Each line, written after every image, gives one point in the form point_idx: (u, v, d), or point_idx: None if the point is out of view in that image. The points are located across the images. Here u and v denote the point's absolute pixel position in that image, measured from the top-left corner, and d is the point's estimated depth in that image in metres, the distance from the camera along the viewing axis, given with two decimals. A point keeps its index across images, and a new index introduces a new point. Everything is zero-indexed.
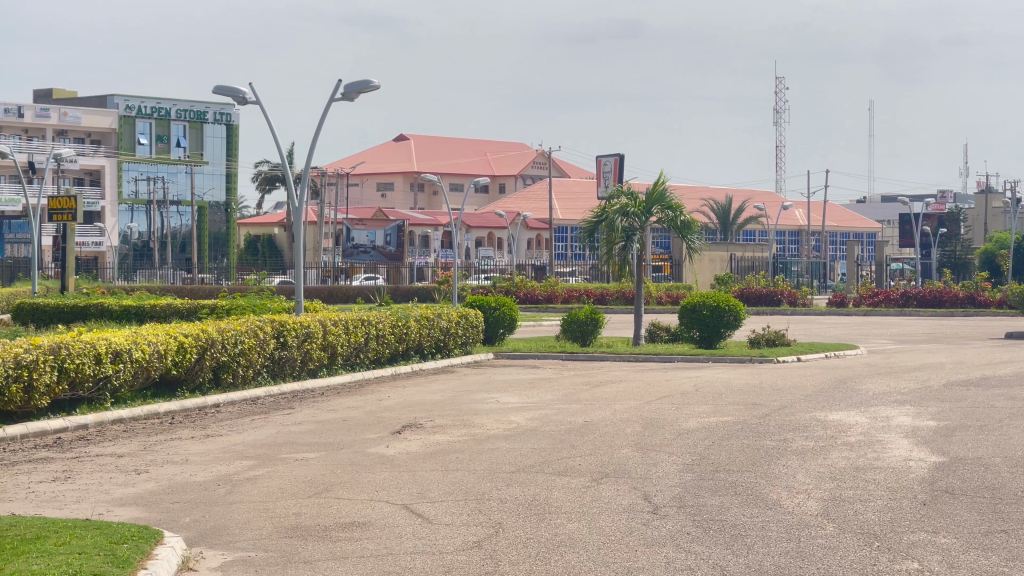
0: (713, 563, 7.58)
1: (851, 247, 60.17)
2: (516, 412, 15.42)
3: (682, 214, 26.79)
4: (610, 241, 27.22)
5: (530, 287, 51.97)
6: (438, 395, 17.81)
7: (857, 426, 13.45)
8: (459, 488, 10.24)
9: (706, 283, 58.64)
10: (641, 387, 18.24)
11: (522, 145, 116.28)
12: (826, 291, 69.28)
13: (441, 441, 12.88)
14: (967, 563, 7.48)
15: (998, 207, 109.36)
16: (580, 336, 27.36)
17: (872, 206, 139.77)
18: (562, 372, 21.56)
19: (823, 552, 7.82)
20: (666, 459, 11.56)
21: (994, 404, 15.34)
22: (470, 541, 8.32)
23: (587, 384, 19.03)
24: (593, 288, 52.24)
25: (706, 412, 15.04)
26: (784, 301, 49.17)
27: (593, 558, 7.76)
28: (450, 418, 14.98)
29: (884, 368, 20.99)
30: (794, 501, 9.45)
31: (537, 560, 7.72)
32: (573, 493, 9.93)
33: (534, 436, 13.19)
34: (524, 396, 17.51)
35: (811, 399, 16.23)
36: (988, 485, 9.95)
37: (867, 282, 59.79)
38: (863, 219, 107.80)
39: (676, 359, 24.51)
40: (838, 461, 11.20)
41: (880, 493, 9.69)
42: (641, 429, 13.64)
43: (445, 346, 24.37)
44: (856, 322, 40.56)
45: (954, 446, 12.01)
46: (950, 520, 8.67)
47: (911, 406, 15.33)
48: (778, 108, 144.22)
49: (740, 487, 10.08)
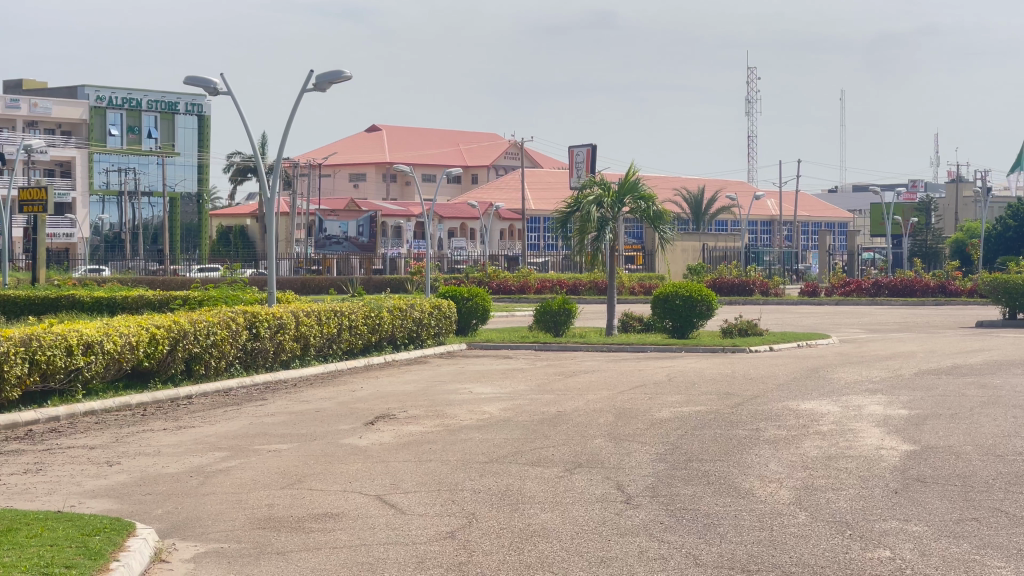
0: (687, 553, 7.59)
1: (823, 236, 60.19)
2: (490, 403, 15.35)
3: (653, 205, 26.91)
4: (583, 233, 27.17)
5: (503, 277, 51.87)
6: (411, 386, 17.74)
7: (828, 416, 13.46)
8: (432, 478, 10.25)
9: (678, 273, 58.65)
10: (614, 378, 18.21)
11: (494, 136, 116.24)
12: (799, 279, 69.62)
13: (413, 433, 12.84)
14: (938, 550, 7.52)
15: (968, 196, 109.85)
16: (553, 326, 27.34)
17: (844, 194, 140.48)
18: (535, 363, 21.48)
19: (796, 540, 7.85)
20: (638, 449, 11.53)
21: (965, 393, 15.37)
22: (442, 532, 8.31)
23: (561, 375, 18.97)
24: (566, 279, 52.31)
25: (679, 402, 15.01)
26: (756, 290, 49.30)
27: (567, 548, 7.79)
28: (424, 408, 14.96)
29: (857, 358, 20.99)
30: (766, 491, 9.47)
31: (510, 551, 7.71)
32: (545, 484, 9.92)
33: (507, 427, 13.15)
34: (496, 386, 17.48)
35: (783, 389, 16.21)
36: (960, 473, 10.00)
37: (839, 272, 59.98)
38: (835, 210, 108.05)
39: (649, 349, 24.49)
40: (810, 450, 11.23)
41: (852, 482, 9.72)
42: (614, 419, 13.64)
43: (417, 337, 24.31)
44: (830, 310, 40.56)
45: (925, 434, 12.06)
46: (921, 508, 8.72)
47: (883, 395, 15.30)
48: (751, 100, 144.45)
49: (713, 477, 10.07)
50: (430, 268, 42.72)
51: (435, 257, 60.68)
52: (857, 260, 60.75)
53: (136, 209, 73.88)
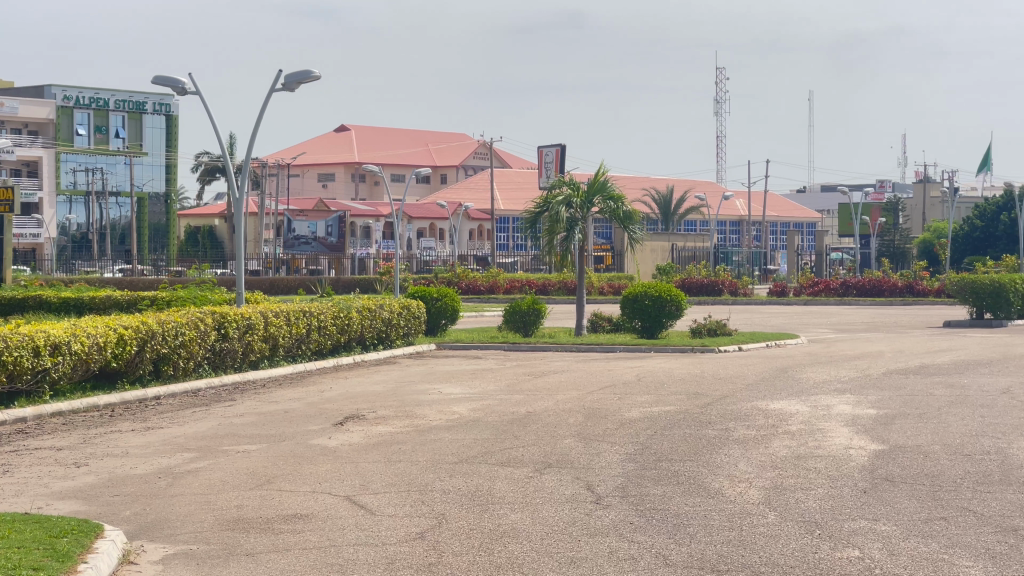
0: (657, 552, 7.60)
1: (792, 237, 60.43)
2: (459, 404, 15.34)
3: (623, 205, 26.93)
4: (553, 233, 27.15)
5: (473, 277, 51.87)
6: (380, 386, 17.71)
7: (797, 416, 13.51)
8: (402, 478, 10.24)
9: (647, 273, 58.80)
10: (583, 378, 18.22)
11: (464, 136, 116.29)
12: (768, 280, 69.65)
13: (383, 433, 12.81)
14: (907, 550, 7.54)
15: (936, 197, 110.36)
16: (522, 326, 27.34)
17: (813, 195, 140.99)
18: (505, 363, 21.48)
19: (764, 540, 7.86)
20: (608, 449, 11.53)
21: (932, 393, 15.44)
22: (412, 532, 8.30)
23: (530, 375, 18.99)
24: (536, 279, 52.35)
25: (648, 402, 15.04)
26: (725, 291, 49.47)
27: (538, 548, 7.78)
28: (393, 409, 14.95)
29: (825, 357, 21.09)
30: (735, 490, 9.49)
31: (480, 552, 7.71)
32: (515, 484, 9.92)
33: (477, 427, 13.14)
34: (465, 386, 17.47)
35: (752, 388, 16.26)
36: (929, 472, 10.03)
37: (808, 272, 60.19)
38: (803, 210, 108.47)
39: (618, 349, 24.53)
40: (779, 450, 11.25)
41: (821, 481, 9.74)
42: (584, 419, 13.66)
43: (387, 337, 24.28)
44: (799, 310, 40.70)
45: (893, 433, 12.11)
46: (889, 508, 8.74)
47: (851, 395, 15.36)
48: (720, 100, 144.78)
49: (682, 477, 10.08)
50: (400, 269, 42.71)
51: (405, 257, 60.65)
52: (826, 260, 60.98)
53: (103, 210, 73.53)
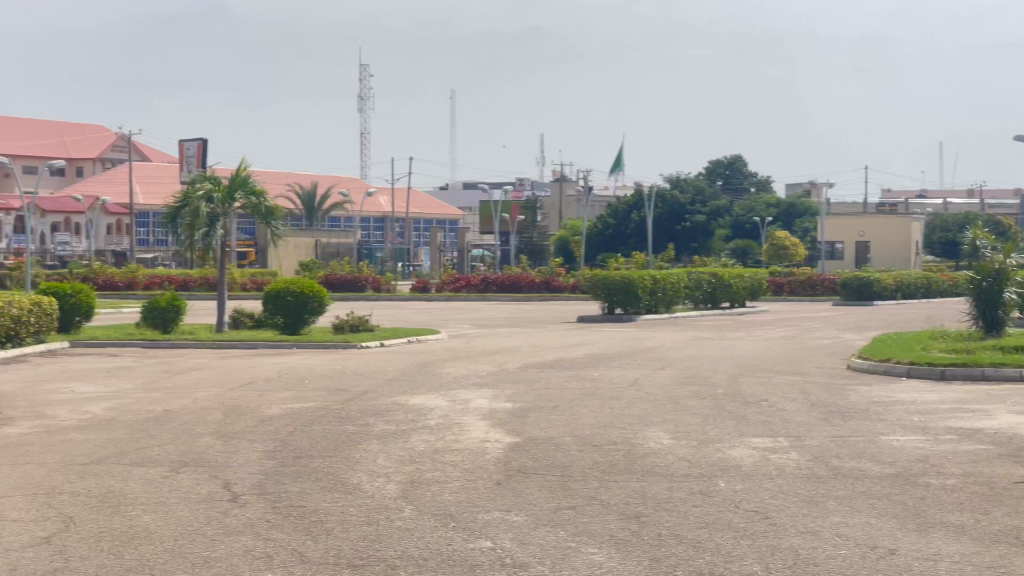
0: (290, 550, 7.53)
1: (433, 234, 61.12)
2: (93, 403, 14.87)
3: (264, 201, 26.66)
4: (192, 228, 26.63)
5: (109, 273, 50.41)
6: (9, 386, 17.00)
7: (436, 410, 13.67)
8: (30, 481, 9.85)
9: (290, 270, 58.41)
10: (223, 375, 17.96)
11: (101, 129, 112.99)
12: (411, 277, 70.34)
13: (11, 435, 12.29)
14: (537, 539, 7.67)
15: (573, 195, 113.64)
16: (161, 323, 26.72)
17: (455, 193, 142.99)
18: (143, 361, 20.97)
19: (399, 535, 7.87)
20: (246, 446, 11.38)
21: (565, 385, 15.88)
22: (39, 537, 7.96)
23: (168, 372, 18.59)
24: (175, 275, 51.28)
25: (288, 398, 14.93)
26: (367, 287, 49.68)
27: (169, 549, 7.59)
28: (22, 409, 14.37)
29: (466, 352, 21.47)
30: (373, 485, 9.49)
31: (110, 555, 7.47)
32: (149, 484, 9.66)
33: (111, 426, 12.76)
34: (101, 384, 16.97)
35: (392, 383, 16.40)
36: (560, 463, 10.28)
37: (449, 267, 60.98)
38: (445, 207, 109.89)
39: (260, 345, 24.29)
40: (417, 444, 11.33)
41: (455, 474, 9.85)
42: (223, 416, 13.44)
43: (16, 334, 23.31)
44: (441, 307, 41.24)
45: (527, 426, 12.38)
46: (521, 498, 8.90)
47: (489, 388, 15.65)
48: (363, 98, 145.21)
49: (320, 473, 10.02)
50: (30, 265, 41.14)
51: (37, 252, 58.40)
52: (466, 256, 61.95)
53: None
